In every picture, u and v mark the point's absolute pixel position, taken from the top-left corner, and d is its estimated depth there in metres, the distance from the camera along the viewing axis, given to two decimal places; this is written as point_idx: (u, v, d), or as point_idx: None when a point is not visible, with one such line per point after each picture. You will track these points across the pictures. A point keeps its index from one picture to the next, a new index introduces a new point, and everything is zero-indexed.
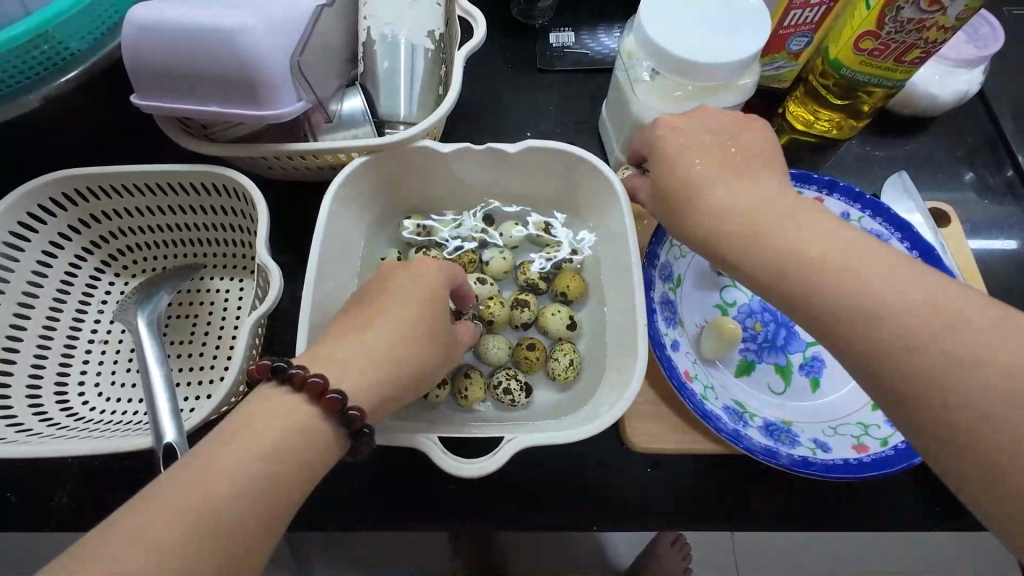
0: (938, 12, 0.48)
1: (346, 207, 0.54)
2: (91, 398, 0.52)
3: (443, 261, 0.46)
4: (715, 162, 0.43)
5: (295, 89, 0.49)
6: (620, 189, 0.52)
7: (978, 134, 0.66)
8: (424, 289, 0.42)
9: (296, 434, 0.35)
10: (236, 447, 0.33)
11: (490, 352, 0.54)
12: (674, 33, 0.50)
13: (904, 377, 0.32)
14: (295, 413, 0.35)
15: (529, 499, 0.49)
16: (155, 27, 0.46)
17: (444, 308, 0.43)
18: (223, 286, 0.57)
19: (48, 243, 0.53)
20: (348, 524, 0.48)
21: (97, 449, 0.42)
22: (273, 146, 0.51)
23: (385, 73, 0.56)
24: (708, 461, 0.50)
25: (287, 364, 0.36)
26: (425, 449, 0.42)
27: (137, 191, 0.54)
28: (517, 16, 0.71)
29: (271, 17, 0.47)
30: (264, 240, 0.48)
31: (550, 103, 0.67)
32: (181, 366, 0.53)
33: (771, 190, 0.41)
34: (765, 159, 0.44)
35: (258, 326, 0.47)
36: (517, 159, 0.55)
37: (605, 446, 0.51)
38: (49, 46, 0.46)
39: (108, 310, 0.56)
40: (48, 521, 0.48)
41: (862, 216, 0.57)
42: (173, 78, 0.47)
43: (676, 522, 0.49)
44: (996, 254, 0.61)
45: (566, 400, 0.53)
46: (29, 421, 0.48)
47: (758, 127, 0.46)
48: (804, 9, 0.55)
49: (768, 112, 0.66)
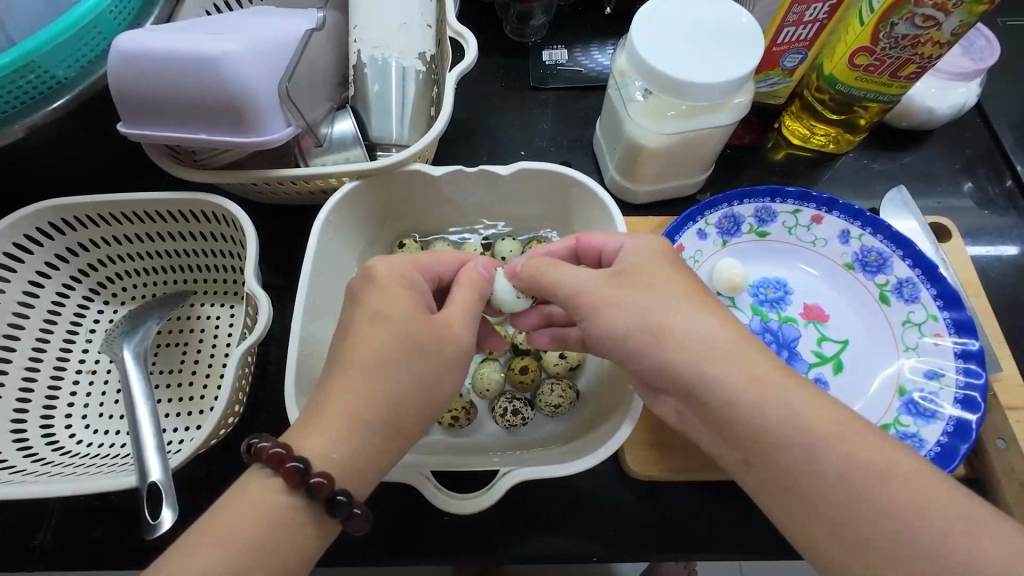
0: (933, 28, 0.48)
1: (337, 232, 0.53)
2: (78, 431, 0.51)
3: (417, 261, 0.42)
4: (621, 281, 0.40)
5: (284, 114, 0.49)
6: (613, 209, 0.51)
7: (976, 146, 0.66)
8: (395, 286, 0.40)
9: (269, 498, 0.33)
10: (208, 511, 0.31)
11: (482, 381, 0.52)
12: (666, 52, 0.49)
13: (820, 457, 0.33)
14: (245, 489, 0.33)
15: (527, 528, 0.48)
16: (142, 56, 0.45)
17: (420, 291, 0.41)
18: (213, 313, 0.56)
19: (34, 272, 0.52)
20: (341, 558, 0.47)
21: (79, 489, 0.40)
22: (260, 171, 0.50)
23: (376, 96, 0.56)
24: (709, 488, 0.49)
25: (259, 437, 0.34)
26: (419, 485, 0.41)
27: (125, 219, 0.53)
28: (510, 35, 0.71)
29: (258, 43, 0.47)
30: (252, 268, 0.46)
31: (546, 121, 0.66)
32: (169, 396, 0.52)
33: (682, 299, 0.38)
34: (674, 279, 0.39)
35: (247, 356, 0.45)
36: (510, 182, 0.54)
37: (604, 474, 0.50)
38: (36, 75, 0.45)
39: (95, 339, 0.55)
40: (34, 559, 0.47)
41: (863, 233, 0.56)
42: (159, 105, 0.46)
43: (679, 550, 0.48)
44: (999, 267, 0.60)
45: (564, 429, 0.51)
46: (14, 457, 0.47)
47: (669, 259, 0.41)
48: (797, 26, 0.54)
49: (763, 127, 0.66)
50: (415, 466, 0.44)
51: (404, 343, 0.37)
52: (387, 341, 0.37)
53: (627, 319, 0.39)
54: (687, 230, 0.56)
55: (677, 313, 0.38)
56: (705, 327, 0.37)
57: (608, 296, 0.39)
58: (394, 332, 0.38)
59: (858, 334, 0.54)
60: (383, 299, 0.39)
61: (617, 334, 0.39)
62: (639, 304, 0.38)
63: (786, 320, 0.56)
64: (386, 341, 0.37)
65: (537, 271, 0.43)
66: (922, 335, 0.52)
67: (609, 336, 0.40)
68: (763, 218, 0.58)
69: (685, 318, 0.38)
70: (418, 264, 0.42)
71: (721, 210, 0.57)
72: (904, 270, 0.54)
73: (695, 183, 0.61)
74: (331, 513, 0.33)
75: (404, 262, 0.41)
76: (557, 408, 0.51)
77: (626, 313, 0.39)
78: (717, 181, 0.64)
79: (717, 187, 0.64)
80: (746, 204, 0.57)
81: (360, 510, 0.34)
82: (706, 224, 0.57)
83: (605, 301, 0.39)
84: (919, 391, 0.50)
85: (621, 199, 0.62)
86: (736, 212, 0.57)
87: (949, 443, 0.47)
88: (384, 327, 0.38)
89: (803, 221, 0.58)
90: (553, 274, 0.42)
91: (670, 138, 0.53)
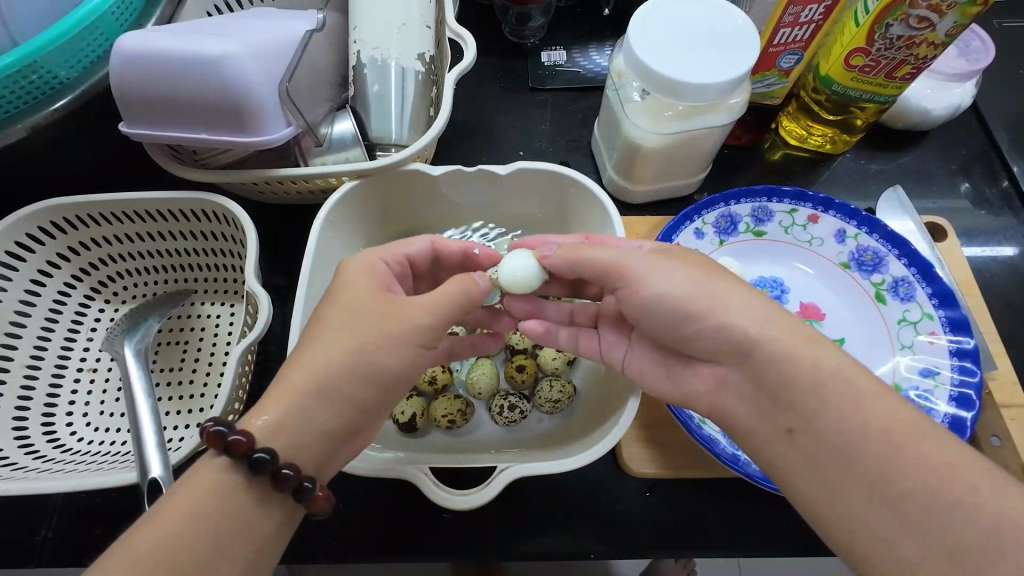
0: (928, 28, 0.48)
1: (336, 232, 0.53)
2: (79, 429, 0.51)
3: (378, 249, 0.44)
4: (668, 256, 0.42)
5: (284, 115, 0.49)
6: (610, 209, 0.51)
7: (972, 146, 0.66)
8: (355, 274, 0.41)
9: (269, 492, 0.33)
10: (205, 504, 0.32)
11: (477, 379, 0.52)
12: (662, 53, 0.50)
13: None
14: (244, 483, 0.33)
15: (526, 525, 0.48)
16: (143, 57, 0.45)
17: (386, 272, 0.42)
18: (214, 312, 0.56)
19: (36, 271, 0.52)
20: (341, 556, 0.47)
21: (81, 486, 0.40)
22: (260, 171, 0.51)
23: (376, 97, 0.56)
24: (706, 486, 0.49)
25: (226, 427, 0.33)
26: (417, 481, 0.42)
27: (127, 218, 0.53)
28: (509, 37, 0.71)
29: (257, 45, 0.47)
30: (253, 266, 0.47)
31: (544, 122, 0.67)
32: (169, 394, 0.52)
33: (708, 283, 0.40)
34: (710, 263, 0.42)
35: (247, 354, 0.45)
36: (508, 182, 0.55)
37: (602, 471, 0.50)
38: (38, 76, 0.46)
39: (97, 337, 0.55)
40: (35, 556, 0.47)
41: (859, 233, 0.57)
42: (161, 105, 0.47)
43: (676, 547, 0.48)
44: (994, 267, 0.60)
45: (561, 426, 0.51)
46: (15, 455, 0.47)
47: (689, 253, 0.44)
48: (793, 28, 0.54)
49: (761, 127, 0.66)
50: (414, 463, 0.44)
51: (402, 339, 0.38)
52: (384, 340, 0.37)
53: (681, 284, 0.40)
54: (684, 229, 0.56)
55: (723, 288, 0.40)
56: (744, 303, 0.39)
57: (654, 267, 0.41)
58: (393, 326, 0.38)
59: (853, 332, 0.55)
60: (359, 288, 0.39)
61: (672, 299, 0.40)
62: (689, 275, 0.40)
63: None
64: (381, 340, 0.38)
65: (569, 256, 0.44)
66: (917, 334, 0.53)
67: (657, 302, 0.41)
68: (760, 218, 0.58)
69: (732, 295, 0.39)
70: (384, 252, 0.44)
71: (717, 210, 0.57)
72: (899, 269, 0.55)
73: (693, 183, 0.61)
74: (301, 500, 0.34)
75: (375, 253, 0.43)
76: (553, 406, 0.51)
77: (680, 280, 0.40)
78: (714, 181, 0.64)
79: (714, 188, 0.64)
80: (742, 203, 0.58)
81: (324, 493, 0.35)
82: (703, 223, 0.57)
83: (655, 271, 0.41)
84: (914, 389, 0.50)
85: (619, 199, 0.63)
86: (732, 212, 0.58)
87: None
88: (383, 322, 0.38)
89: (799, 220, 0.58)
90: (581, 253, 0.44)
91: (668, 138, 0.54)
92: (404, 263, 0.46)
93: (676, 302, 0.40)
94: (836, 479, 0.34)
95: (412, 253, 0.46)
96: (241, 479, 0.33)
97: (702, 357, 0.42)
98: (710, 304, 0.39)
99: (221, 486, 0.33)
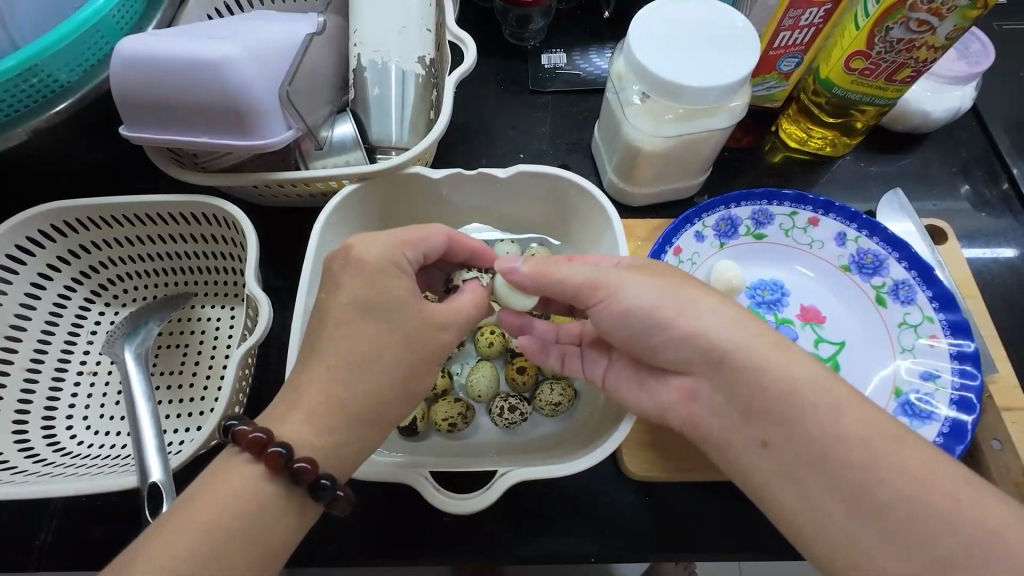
0: (927, 32, 0.48)
1: (337, 234, 0.53)
2: (79, 432, 0.51)
3: (392, 237, 0.41)
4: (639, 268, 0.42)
5: (284, 117, 0.49)
6: (611, 212, 0.51)
7: (972, 148, 0.66)
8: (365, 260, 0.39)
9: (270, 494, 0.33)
10: (208, 506, 0.32)
11: (478, 381, 0.52)
12: (662, 56, 0.50)
13: None
14: (245, 486, 0.33)
15: (526, 528, 0.48)
16: (144, 60, 0.45)
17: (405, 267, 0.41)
18: (214, 314, 0.56)
19: (37, 274, 0.52)
20: (341, 558, 0.47)
21: (82, 489, 0.40)
22: (261, 173, 0.51)
23: (376, 100, 0.56)
24: (706, 488, 0.49)
25: (239, 421, 0.35)
26: (416, 484, 0.42)
27: (127, 221, 0.53)
28: (509, 39, 0.71)
29: (258, 48, 0.47)
30: (253, 269, 0.47)
31: (543, 124, 0.67)
32: (169, 398, 0.52)
33: (685, 294, 0.40)
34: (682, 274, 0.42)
35: (248, 358, 0.45)
36: (508, 184, 0.55)
37: (602, 473, 0.50)
38: (38, 80, 0.46)
39: (96, 340, 0.55)
40: (36, 558, 0.47)
41: (859, 236, 0.57)
42: (161, 108, 0.47)
43: (676, 549, 0.48)
44: (994, 268, 0.60)
45: (561, 431, 0.51)
46: (15, 458, 0.47)
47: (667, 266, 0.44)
48: (793, 31, 0.54)
49: (761, 130, 0.66)
50: (415, 466, 0.44)
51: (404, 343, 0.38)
52: (386, 343, 0.38)
53: (649, 295, 0.40)
54: (685, 232, 0.56)
55: (693, 300, 0.40)
56: (716, 312, 0.39)
57: (622, 278, 0.41)
58: (394, 331, 0.38)
59: (853, 334, 0.55)
60: (366, 283, 0.39)
61: (637, 309, 0.40)
62: (658, 287, 0.40)
63: (783, 321, 0.56)
64: (382, 343, 0.38)
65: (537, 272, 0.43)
66: (918, 336, 0.53)
67: (631, 317, 0.40)
68: (760, 220, 0.58)
69: (704, 308, 0.40)
70: (403, 242, 0.41)
71: (718, 212, 0.57)
72: (900, 271, 0.55)
73: (692, 186, 0.61)
74: (314, 497, 0.34)
75: (390, 240, 0.41)
76: (553, 409, 0.51)
77: (647, 291, 0.40)
78: (714, 184, 0.64)
79: (714, 190, 0.64)
80: (743, 206, 0.58)
81: (344, 494, 0.35)
82: (703, 226, 0.57)
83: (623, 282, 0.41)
84: (915, 392, 0.50)
85: (619, 201, 0.62)
86: (733, 215, 0.58)
87: (945, 444, 0.47)
88: (383, 327, 0.38)
89: (799, 223, 0.58)
90: (551, 273, 0.42)
91: (668, 141, 0.54)
92: (418, 259, 0.43)
93: (640, 314, 0.40)
94: (836, 482, 0.35)
95: (427, 247, 0.43)
96: (243, 483, 0.33)
97: (675, 368, 0.41)
98: (676, 313, 0.39)
99: (224, 490, 0.33)
